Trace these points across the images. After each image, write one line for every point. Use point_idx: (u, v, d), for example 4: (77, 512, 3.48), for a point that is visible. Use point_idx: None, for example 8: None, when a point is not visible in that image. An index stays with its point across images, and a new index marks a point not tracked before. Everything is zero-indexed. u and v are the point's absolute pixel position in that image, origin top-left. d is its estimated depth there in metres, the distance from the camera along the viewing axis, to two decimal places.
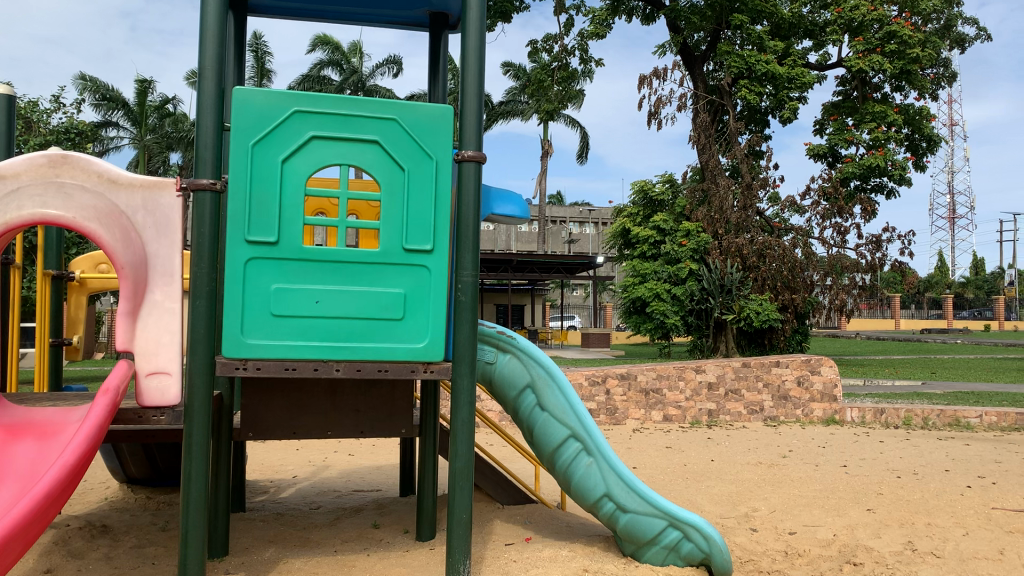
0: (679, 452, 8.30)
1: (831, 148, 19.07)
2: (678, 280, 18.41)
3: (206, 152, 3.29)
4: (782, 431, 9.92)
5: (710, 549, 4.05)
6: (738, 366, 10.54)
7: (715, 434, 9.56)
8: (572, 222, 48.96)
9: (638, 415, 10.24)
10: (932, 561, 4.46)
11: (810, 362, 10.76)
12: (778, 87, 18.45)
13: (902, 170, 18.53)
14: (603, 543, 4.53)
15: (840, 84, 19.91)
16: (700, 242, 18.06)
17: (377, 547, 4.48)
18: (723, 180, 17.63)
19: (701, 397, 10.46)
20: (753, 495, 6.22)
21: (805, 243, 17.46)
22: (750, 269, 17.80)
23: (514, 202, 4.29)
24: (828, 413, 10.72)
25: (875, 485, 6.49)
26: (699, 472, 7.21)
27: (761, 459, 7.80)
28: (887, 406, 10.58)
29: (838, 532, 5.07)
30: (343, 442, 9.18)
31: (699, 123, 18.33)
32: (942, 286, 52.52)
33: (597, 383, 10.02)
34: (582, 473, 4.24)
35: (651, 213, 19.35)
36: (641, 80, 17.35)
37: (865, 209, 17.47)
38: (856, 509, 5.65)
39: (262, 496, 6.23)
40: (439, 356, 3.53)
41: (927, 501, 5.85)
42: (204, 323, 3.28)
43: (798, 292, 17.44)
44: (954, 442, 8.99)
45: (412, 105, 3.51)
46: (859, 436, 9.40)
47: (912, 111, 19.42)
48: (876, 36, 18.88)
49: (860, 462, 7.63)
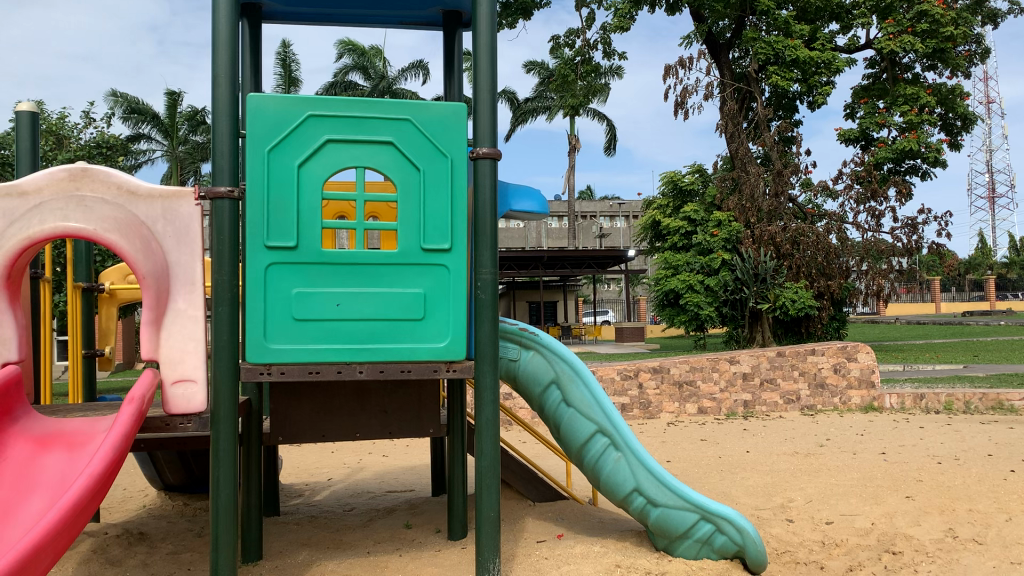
0: (714, 444, 8.22)
1: (863, 131, 18.78)
2: (711, 270, 18.29)
3: (223, 159, 3.31)
4: (820, 419, 9.77)
5: (744, 541, 3.97)
6: (773, 356, 10.41)
7: (751, 425, 9.45)
8: (603, 216, 48.61)
9: (672, 408, 10.16)
10: (974, 548, 4.36)
11: (846, 349, 10.59)
12: (808, 73, 18.19)
13: (937, 151, 18.15)
14: (635, 537, 4.49)
15: (869, 66, 19.64)
16: (732, 231, 18.04)
17: (409, 547, 4.49)
18: (753, 167, 17.50)
19: (736, 388, 10.33)
20: (789, 485, 6.13)
21: (839, 228, 17.23)
22: (784, 256, 17.51)
23: (533, 197, 4.27)
24: (866, 400, 10.57)
25: (914, 472, 6.36)
26: (733, 464, 7.13)
27: (797, 449, 7.70)
28: (927, 392, 10.39)
29: (876, 520, 4.97)
30: (377, 444, 9.22)
31: (727, 111, 18.14)
32: (983, 267, 51.47)
33: (630, 377, 9.95)
34: (610, 469, 4.21)
35: (681, 204, 19.24)
36: (666, 70, 17.24)
37: (900, 192, 17.18)
38: (895, 497, 5.54)
39: (297, 500, 6.27)
40: (461, 355, 3.53)
41: (969, 486, 5.73)
42: (227, 330, 3.29)
43: (834, 278, 17.22)
44: (997, 426, 8.78)
45: (426, 104, 3.51)
46: (899, 423, 9.23)
47: (945, 90, 19.07)
48: (906, 15, 18.57)
49: (900, 448, 7.49)
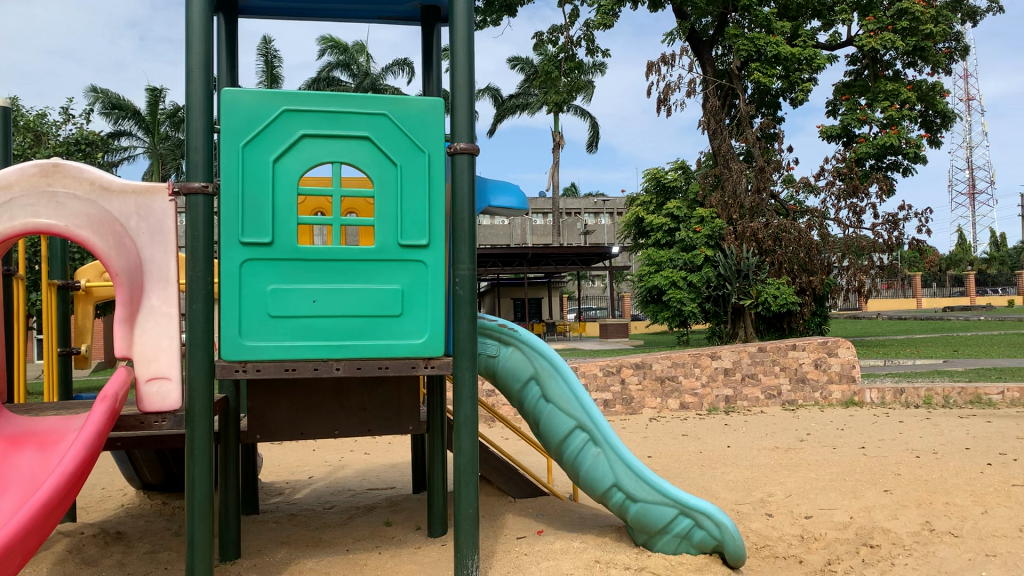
0: (695, 439, 8.24)
1: (845, 128, 18.88)
2: (694, 266, 18.30)
3: (197, 155, 3.27)
4: (800, 414, 9.83)
5: (722, 536, 3.98)
6: (755, 351, 10.47)
7: (732, 420, 9.49)
8: (587, 213, 48.71)
9: (654, 404, 10.18)
10: (950, 540, 4.39)
11: (827, 344, 10.65)
12: (789, 69, 18.24)
13: (917, 147, 18.29)
14: (615, 533, 4.49)
15: (851, 63, 19.74)
16: (714, 228, 17.99)
17: (388, 544, 4.48)
18: (736, 164, 17.57)
19: (717, 383, 10.38)
20: (769, 480, 6.16)
21: (821, 225, 17.33)
22: (766, 252, 17.62)
23: (512, 192, 4.25)
24: (846, 395, 10.62)
25: (893, 466, 6.40)
26: (714, 459, 7.15)
27: (778, 443, 7.74)
28: (907, 386, 10.47)
29: (855, 514, 5.00)
30: (359, 442, 9.19)
31: (709, 108, 18.15)
32: (964, 263, 51.97)
33: (612, 372, 9.99)
34: (589, 464, 4.21)
35: (664, 200, 19.27)
36: (649, 67, 17.27)
37: (881, 188, 17.30)
38: (873, 491, 5.57)
39: (277, 498, 6.24)
40: (439, 352, 3.52)
41: (946, 480, 5.77)
42: (202, 327, 3.26)
43: (815, 274, 17.39)
44: (975, 420, 8.86)
45: (403, 99, 3.49)
46: (879, 417, 9.30)
47: (925, 87, 19.20)
48: (887, 13, 18.68)
49: (879, 443, 7.55)
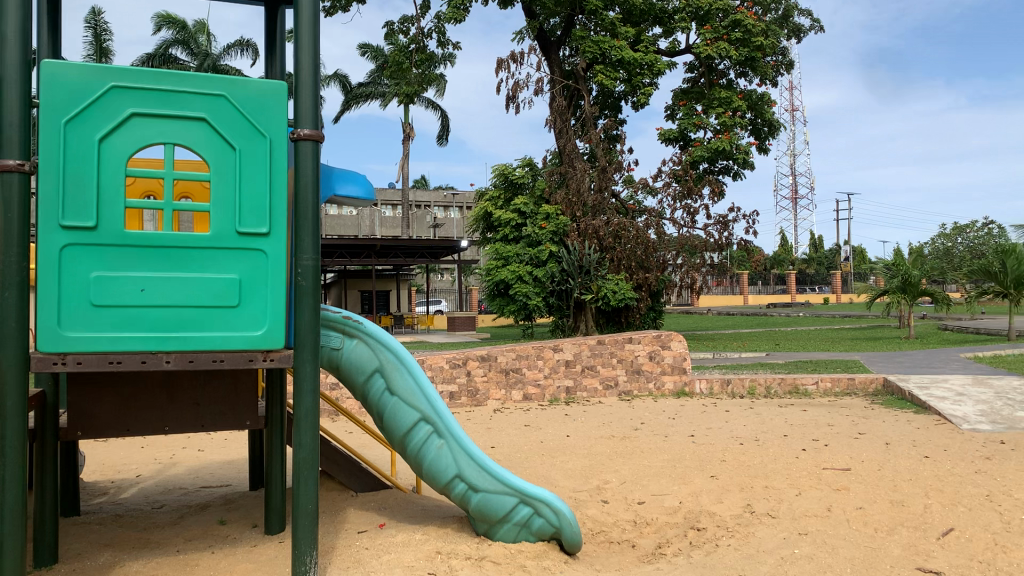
0: (536, 430, 8.43)
1: (682, 132, 19.82)
2: (539, 262, 18.69)
3: (10, 129, 3.02)
4: (636, 404, 10.26)
5: (560, 523, 4.12)
6: (595, 344, 10.83)
7: (572, 411, 9.77)
8: (436, 206, 48.69)
9: (499, 396, 10.32)
10: (767, 521, 4.72)
11: (661, 337, 11.15)
12: (631, 73, 18.93)
13: (746, 153, 19.43)
14: (457, 523, 4.54)
15: (688, 70, 20.70)
16: (559, 224, 18.48)
17: (222, 543, 4.32)
18: (579, 163, 18.06)
19: (560, 374, 10.65)
20: (606, 468, 6.39)
21: (657, 224, 18.15)
22: (607, 249, 18.26)
23: (357, 182, 4.19)
24: (678, 385, 11.14)
25: (720, 452, 6.79)
26: (554, 449, 7.34)
27: (614, 432, 8.04)
28: (733, 377, 11.12)
29: (683, 499, 5.27)
30: (193, 438, 8.79)
31: (556, 108, 18.63)
32: (786, 263, 55.83)
33: (458, 365, 10.07)
34: (433, 456, 4.22)
35: (512, 196, 19.53)
36: (498, 64, 17.51)
37: (712, 191, 18.28)
38: (701, 476, 5.89)
39: (101, 498, 5.88)
40: (278, 344, 3.41)
41: (766, 464, 6.19)
42: (15, 316, 3.02)
43: (650, 271, 18.16)
44: (792, 409, 9.55)
45: (243, 82, 3.37)
46: (707, 406, 9.85)
47: (754, 97, 20.45)
48: (722, 24, 19.72)
49: (707, 431, 7.99)
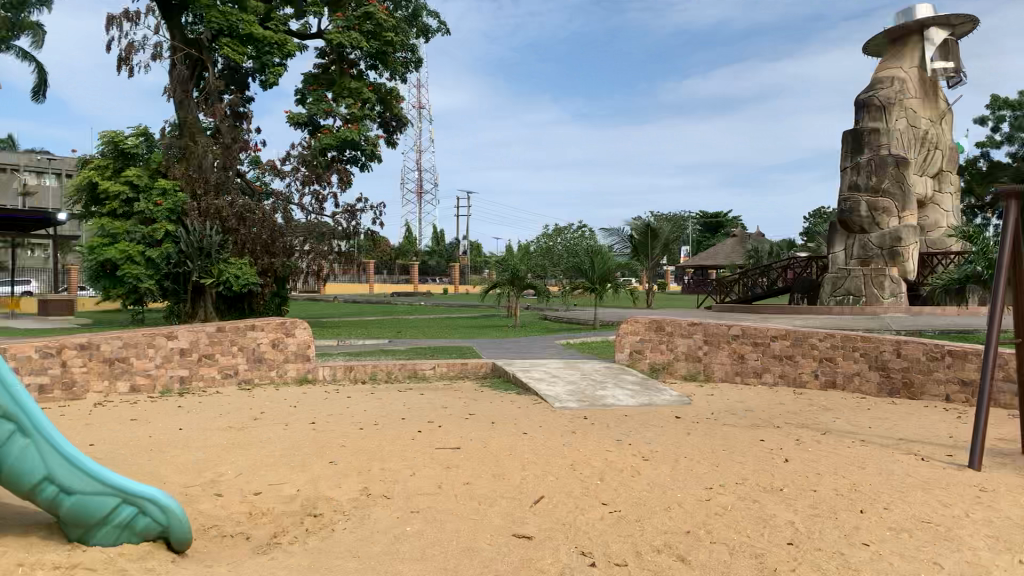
0: (144, 423, 7.81)
1: (311, 117, 19.67)
2: (152, 241, 17.28)
3: None
4: (256, 392, 9.98)
5: (168, 520, 3.92)
6: (211, 331, 10.34)
7: (185, 401, 9.21)
8: (29, 172, 42.79)
9: (100, 388, 9.38)
10: (382, 502, 4.89)
11: (284, 325, 10.97)
12: (260, 51, 18.37)
13: (372, 145, 19.94)
14: (43, 531, 4.04)
15: (320, 55, 20.49)
16: (176, 202, 17.21)
17: None
18: (200, 138, 17.53)
19: (173, 364, 9.99)
20: (220, 460, 6.11)
21: (284, 208, 18.10)
22: (230, 232, 17.48)
23: None
24: (300, 373, 10.98)
25: (339, 438, 6.87)
26: (164, 442, 6.87)
27: (231, 423, 7.75)
28: (355, 363, 11.26)
29: (301, 486, 5.25)
30: None
31: (176, 77, 17.75)
32: (409, 253, 58.18)
33: (51, 355, 9.04)
34: (14, 458, 3.68)
35: (122, 166, 17.72)
36: (109, 21, 15.89)
37: (341, 179, 18.45)
38: (319, 462, 5.91)
39: None
40: None
41: (383, 448, 6.40)
42: None
43: (276, 256, 17.83)
44: (410, 393, 9.98)
45: None
46: (329, 393, 9.90)
47: (383, 91, 20.98)
48: (353, 13, 19.86)
49: (327, 418, 8.04)
